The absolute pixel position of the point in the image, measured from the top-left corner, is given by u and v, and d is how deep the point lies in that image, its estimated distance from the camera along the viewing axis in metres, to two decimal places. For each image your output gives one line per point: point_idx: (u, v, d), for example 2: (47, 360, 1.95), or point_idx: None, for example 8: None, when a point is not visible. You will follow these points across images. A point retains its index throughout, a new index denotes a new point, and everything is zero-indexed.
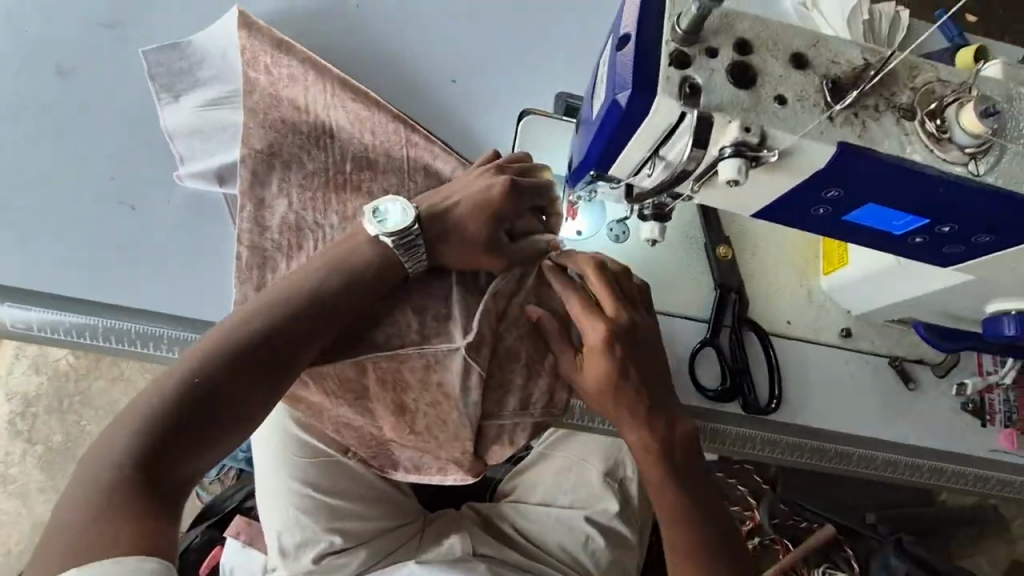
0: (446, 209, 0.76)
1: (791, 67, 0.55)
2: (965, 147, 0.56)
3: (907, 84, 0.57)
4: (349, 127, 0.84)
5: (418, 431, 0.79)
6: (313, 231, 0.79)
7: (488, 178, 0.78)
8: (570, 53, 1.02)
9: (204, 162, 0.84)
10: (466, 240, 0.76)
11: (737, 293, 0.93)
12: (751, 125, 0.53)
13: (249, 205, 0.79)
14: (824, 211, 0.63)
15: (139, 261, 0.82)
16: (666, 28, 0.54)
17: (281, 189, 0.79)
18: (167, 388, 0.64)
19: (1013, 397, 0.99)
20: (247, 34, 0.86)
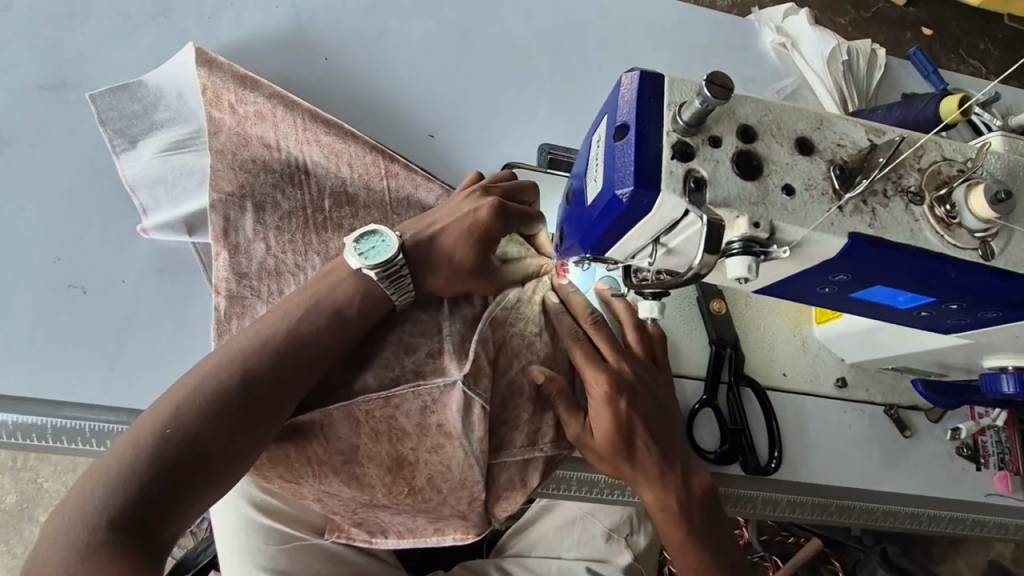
0: (431, 236, 0.71)
1: (796, 153, 0.53)
2: (975, 231, 0.54)
3: (913, 166, 0.55)
4: (324, 161, 0.78)
5: (417, 490, 0.70)
6: (294, 274, 0.73)
7: (474, 201, 0.74)
8: (553, 89, 0.98)
9: (170, 212, 0.77)
10: (455, 267, 0.71)
11: (733, 349, 0.91)
12: (760, 219, 0.50)
13: (225, 251, 0.72)
14: (831, 290, 0.60)
15: (95, 341, 0.74)
16: (667, 118, 0.51)
17: (257, 232, 0.73)
18: (134, 446, 0.57)
19: (1004, 438, 0.99)
20: (207, 71, 0.80)
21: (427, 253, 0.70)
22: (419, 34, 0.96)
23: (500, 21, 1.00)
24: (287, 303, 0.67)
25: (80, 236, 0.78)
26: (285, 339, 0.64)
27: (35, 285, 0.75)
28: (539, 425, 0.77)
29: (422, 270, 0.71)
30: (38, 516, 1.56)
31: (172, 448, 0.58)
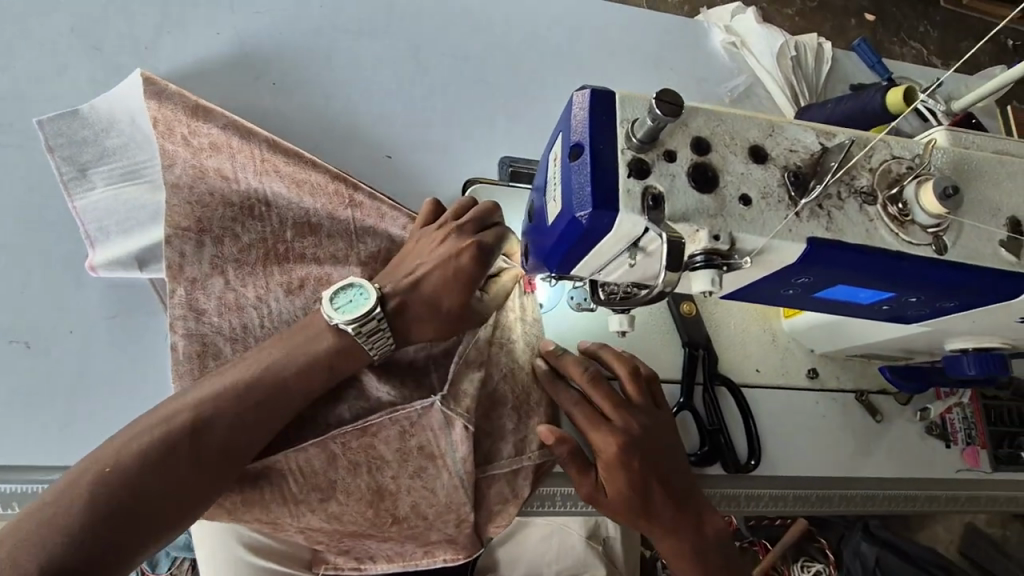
0: (411, 290, 0.66)
1: (751, 162, 0.53)
2: (926, 227, 0.55)
3: (864, 167, 0.56)
4: (284, 192, 0.73)
5: (400, 519, 0.69)
6: (256, 308, 0.70)
7: (449, 244, 0.68)
8: (508, 99, 0.98)
9: (119, 247, 0.73)
10: (441, 316, 0.67)
11: (705, 349, 0.91)
12: (721, 232, 0.50)
13: (180, 288, 0.69)
14: (795, 293, 0.61)
15: (45, 393, 0.70)
16: (620, 136, 0.50)
17: (214, 266, 0.70)
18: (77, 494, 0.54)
19: (970, 413, 1.01)
20: (156, 103, 0.74)
21: (409, 306, 0.66)
22: (370, 54, 0.94)
23: (451, 35, 0.98)
24: (249, 352, 0.64)
25: (22, 287, 0.73)
26: (246, 386, 0.61)
27: None
28: (527, 432, 0.75)
29: (405, 322, 0.66)
30: None
31: (112, 500, 0.54)
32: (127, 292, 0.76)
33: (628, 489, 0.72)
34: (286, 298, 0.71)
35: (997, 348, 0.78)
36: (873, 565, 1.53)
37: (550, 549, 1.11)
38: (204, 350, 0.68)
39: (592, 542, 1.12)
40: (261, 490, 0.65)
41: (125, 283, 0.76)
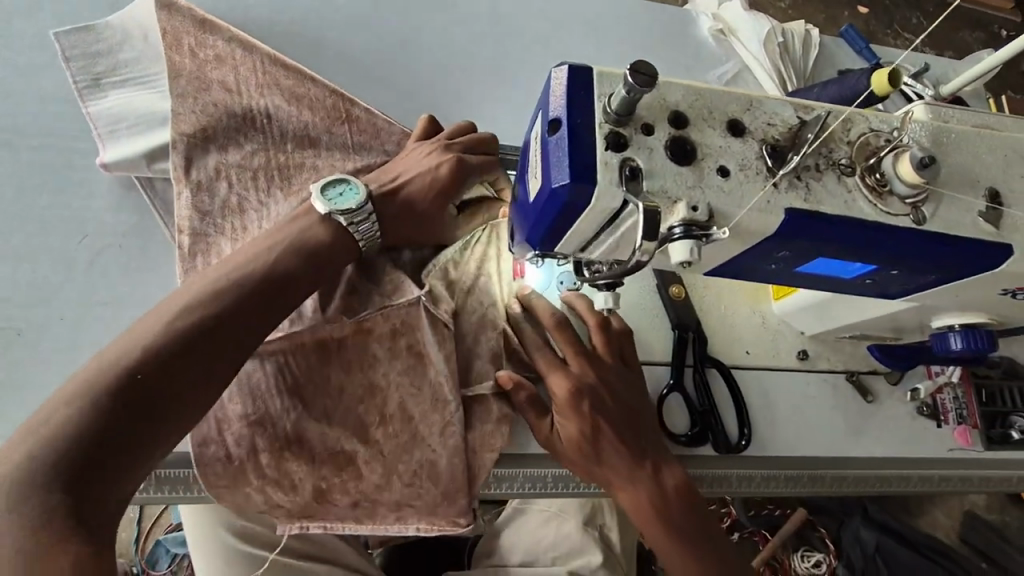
0: (398, 191, 0.74)
1: (729, 135, 0.53)
2: (904, 197, 0.56)
3: (843, 139, 0.56)
4: (284, 105, 0.81)
5: (387, 420, 0.74)
6: (257, 210, 0.77)
7: (435, 156, 0.76)
8: (495, 57, 1.00)
9: (128, 147, 0.78)
10: (423, 215, 0.76)
11: (695, 332, 0.92)
12: (698, 203, 0.51)
13: (187, 188, 0.75)
14: (776, 267, 0.61)
15: (50, 321, 0.73)
16: (598, 110, 0.51)
17: (219, 170, 0.77)
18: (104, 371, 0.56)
19: (960, 393, 1.02)
20: (166, 16, 0.82)
21: (397, 204, 0.74)
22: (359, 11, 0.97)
23: (440, 22, 1.00)
24: (241, 260, 0.66)
25: (13, 274, 0.74)
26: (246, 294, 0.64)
27: None
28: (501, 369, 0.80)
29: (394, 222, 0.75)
30: None
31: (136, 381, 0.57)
32: (125, 210, 0.79)
33: (579, 431, 0.75)
34: (285, 202, 0.78)
35: (984, 324, 0.79)
36: (873, 551, 1.52)
37: (546, 537, 1.12)
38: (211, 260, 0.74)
39: (588, 528, 1.12)
40: (265, 411, 0.71)
41: (110, 271, 0.77)
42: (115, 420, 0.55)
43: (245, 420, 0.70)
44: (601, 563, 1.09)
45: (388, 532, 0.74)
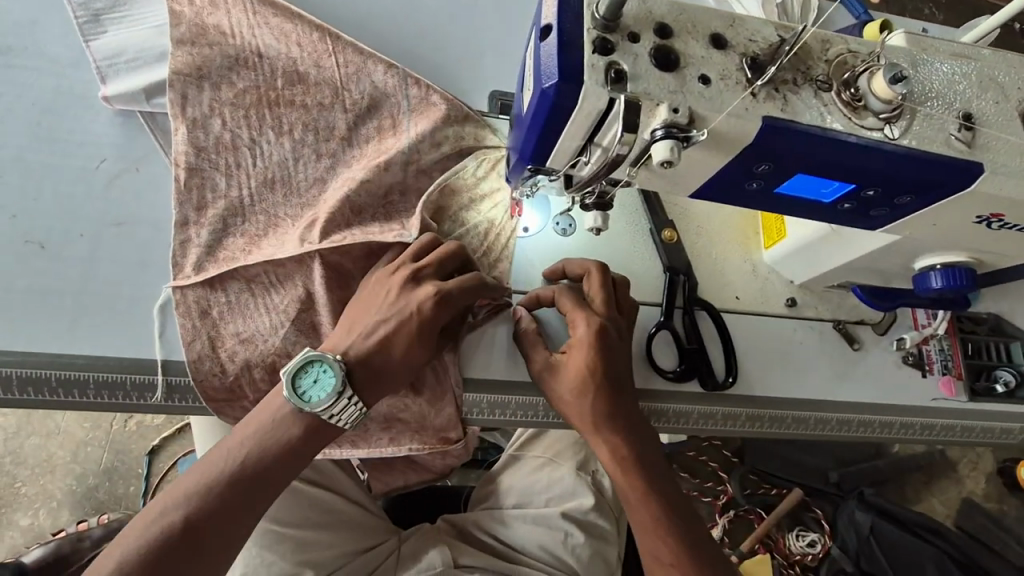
0: (373, 349, 0.74)
1: (711, 48, 0.56)
2: (879, 112, 0.58)
3: (821, 58, 0.59)
4: (274, 43, 0.85)
5: None
6: (250, 147, 0.82)
7: (407, 297, 0.76)
8: (487, 11, 1.03)
9: (126, 82, 0.82)
10: (398, 370, 0.75)
11: (685, 275, 0.95)
12: (679, 106, 0.54)
13: (183, 126, 0.81)
14: (757, 186, 0.64)
15: (59, 241, 0.77)
16: (587, 16, 0.54)
17: (213, 107, 0.82)
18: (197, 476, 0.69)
19: (946, 346, 1.04)
20: None
21: (376, 367, 0.74)
22: None
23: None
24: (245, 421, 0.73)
25: (34, 194, 0.78)
26: (250, 451, 0.70)
27: None
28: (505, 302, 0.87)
29: (372, 383, 0.74)
30: (17, 521, 1.63)
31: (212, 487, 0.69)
32: (128, 141, 0.83)
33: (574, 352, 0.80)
34: (276, 140, 0.83)
35: (963, 262, 0.81)
36: (867, 532, 1.56)
37: (540, 480, 1.15)
38: (204, 194, 0.79)
39: (581, 473, 1.16)
40: (251, 327, 0.76)
41: (123, 195, 0.81)
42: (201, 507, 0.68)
43: (236, 337, 0.76)
44: (592, 506, 1.12)
45: (385, 454, 0.84)
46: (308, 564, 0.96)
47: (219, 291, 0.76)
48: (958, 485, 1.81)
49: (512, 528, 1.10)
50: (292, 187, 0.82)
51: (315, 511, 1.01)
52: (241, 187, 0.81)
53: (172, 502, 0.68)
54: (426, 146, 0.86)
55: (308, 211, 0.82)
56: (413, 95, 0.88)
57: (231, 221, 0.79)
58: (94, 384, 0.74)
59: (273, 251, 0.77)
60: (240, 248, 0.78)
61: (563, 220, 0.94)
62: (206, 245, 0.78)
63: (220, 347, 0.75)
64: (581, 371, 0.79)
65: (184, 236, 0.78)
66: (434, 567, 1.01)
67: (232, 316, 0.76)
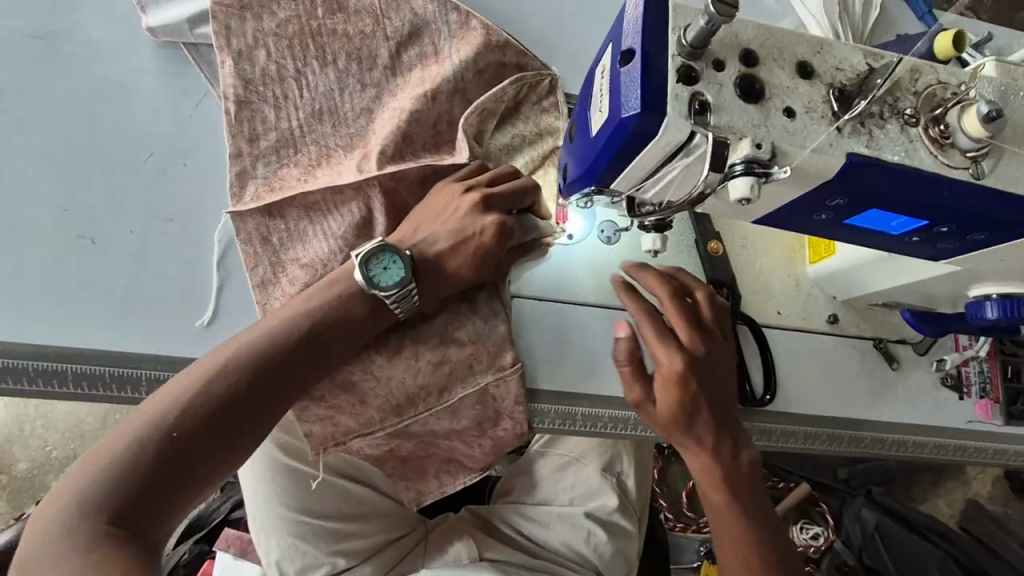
0: (434, 261, 0.74)
1: (797, 77, 0.54)
2: (966, 151, 0.56)
3: (910, 89, 0.56)
4: None
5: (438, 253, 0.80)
6: (296, 78, 0.80)
7: (474, 220, 0.75)
8: None
9: (170, 14, 0.82)
10: (452, 286, 0.76)
11: (729, 289, 0.93)
12: (762, 141, 0.52)
13: (230, 58, 0.79)
14: (826, 217, 0.63)
15: (109, 235, 0.77)
16: (672, 42, 0.52)
17: (257, 38, 0.80)
18: (260, 334, 0.69)
19: (985, 368, 1.03)
20: None
21: (432, 271, 0.74)
22: None
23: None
24: (310, 290, 0.73)
25: (87, 186, 0.77)
26: (307, 320, 0.70)
27: (42, 231, 0.75)
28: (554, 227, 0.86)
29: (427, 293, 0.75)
30: (48, 482, 1.69)
31: (271, 351, 0.68)
32: (182, 128, 0.82)
33: (671, 393, 0.76)
34: (322, 71, 0.80)
35: None
36: (872, 529, 1.57)
37: (564, 479, 1.16)
38: (256, 127, 0.78)
39: (606, 474, 1.16)
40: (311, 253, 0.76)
41: (172, 187, 0.80)
42: (254, 368, 0.67)
43: (297, 262, 0.76)
44: (616, 508, 1.14)
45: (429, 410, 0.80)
46: (343, 553, 1.00)
47: (277, 217, 0.76)
48: (965, 487, 1.82)
49: (535, 525, 1.12)
50: (339, 117, 0.81)
51: (344, 500, 1.00)
52: (290, 120, 0.79)
53: (225, 356, 0.67)
54: (470, 74, 0.82)
55: (357, 141, 0.80)
56: (453, 21, 0.84)
57: (283, 151, 0.78)
58: (147, 383, 0.74)
59: (330, 179, 0.76)
60: (296, 177, 0.77)
61: (608, 228, 0.93)
62: (264, 178, 0.77)
63: (281, 273, 0.77)
64: (670, 401, 0.76)
65: (241, 167, 0.77)
66: (461, 560, 1.04)
67: (291, 243, 0.76)
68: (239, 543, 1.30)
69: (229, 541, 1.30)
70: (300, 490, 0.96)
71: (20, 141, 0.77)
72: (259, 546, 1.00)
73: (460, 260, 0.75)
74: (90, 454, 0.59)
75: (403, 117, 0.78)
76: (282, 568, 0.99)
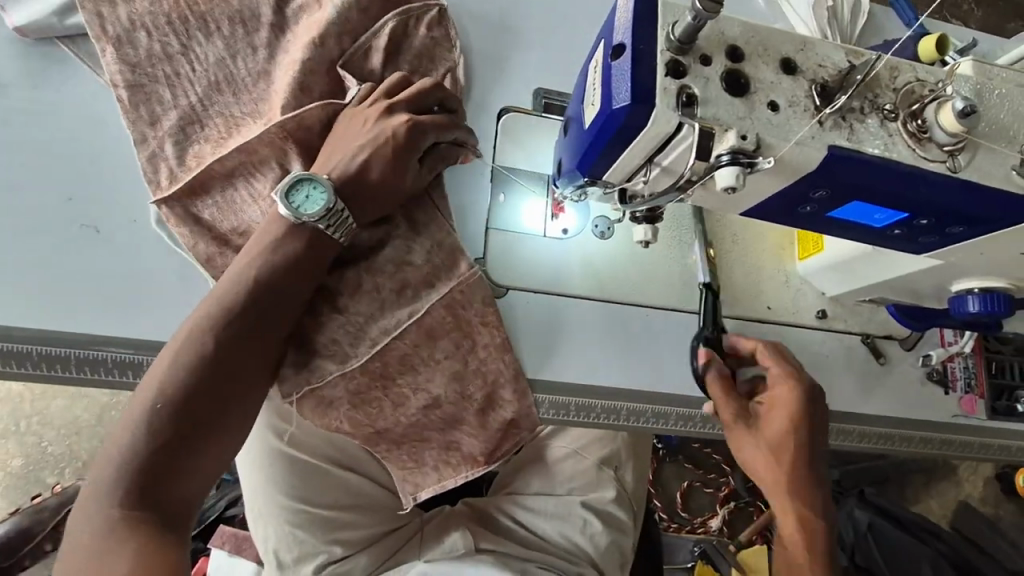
0: (358, 175, 0.75)
1: (781, 73, 0.56)
2: (943, 145, 0.58)
3: (889, 86, 0.59)
4: None
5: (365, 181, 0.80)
6: (184, 53, 0.79)
7: (384, 128, 0.76)
8: None
9: (35, 10, 0.80)
10: (384, 197, 0.77)
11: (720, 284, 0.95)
12: (747, 133, 0.54)
13: (110, 45, 0.78)
14: (811, 209, 0.65)
15: (111, 225, 0.79)
16: (661, 37, 0.54)
17: (134, 21, 0.78)
18: (210, 305, 0.71)
19: (971, 364, 1.06)
20: None
21: (356, 185, 0.75)
22: None
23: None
24: (249, 242, 0.74)
25: (89, 177, 0.80)
26: (251, 276, 0.72)
27: (47, 220, 0.77)
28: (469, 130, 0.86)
29: (359, 204, 0.76)
30: (44, 479, 1.69)
31: (225, 320, 0.71)
32: None
33: (782, 417, 0.80)
34: (209, 42, 0.79)
35: (1002, 288, 0.82)
36: (864, 530, 1.58)
37: (562, 472, 1.17)
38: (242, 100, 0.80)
39: (604, 468, 1.18)
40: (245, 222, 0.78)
41: None
42: (214, 341, 0.70)
43: (237, 232, 0.78)
44: (612, 499, 1.16)
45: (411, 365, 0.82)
46: (339, 541, 1.01)
47: (203, 195, 0.77)
48: (955, 488, 1.85)
49: (530, 517, 1.14)
50: (237, 84, 0.80)
51: (341, 491, 1.04)
52: (188, 95, 0.79)
53: (187, 334, 0.70)
54: (356, 14, 0.81)
55: (261, 105, 0.80)
56: None
57: (189, 129, 0.78)
58: (148, 368, 0.76)
59: (241, 142, 0.76)
60: (209, 151, 0.78)
61: (602, 223, 0.95)
62: (175, 156, 0.77)
63: (228, 244, 0.78)
64: (781, 426, 0.80)
65: (149, 152, 0.77)
66: (455, 551, 1.06)
67: (226, 214, 0.78)
68: (235, 538, 1.31)
69: (223, 538, 1.30)
70: (298, 477, 1.01)
71: (27, 133, 0.79)
72: (258, 537, 1.02)
73: (381, 167, 0.76)
74: (105, 450, 0.68)
75: (296, 68, 0.78)
76: (280, 557, 1.00)
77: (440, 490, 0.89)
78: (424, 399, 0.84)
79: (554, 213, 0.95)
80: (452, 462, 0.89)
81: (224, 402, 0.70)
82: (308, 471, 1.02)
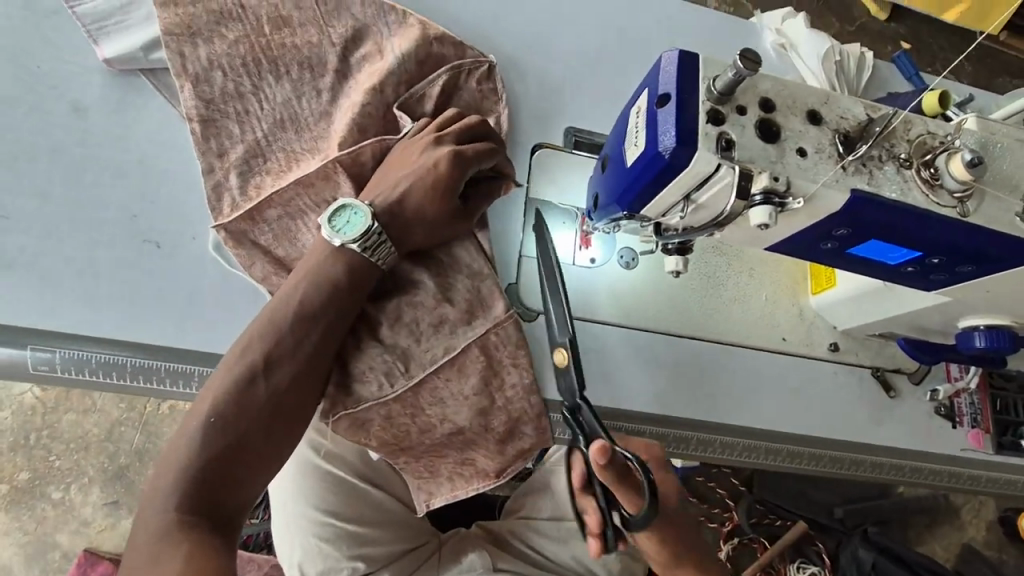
0: (397, 200, 0.80)
1: (808, 123, 0.63)
2: (953, 191, 0.64)
3: (904, 137, 0.65)
4: None
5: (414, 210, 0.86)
6: (255, 93, 0.86)
7: (428, 155, 0.82)
8: (561, 23, 1.09)
9: (123, 44, 0.86)
10: (422, 223, 0.81)
11: None
12: (779, 175, 0.60)
13: (188, 83, 0.85)
14: (831, 246, 0.70)
15: (170, 242, 0.84)
16: (703, 89, 0.60)
17: (212, 62, 0.85)
18: (263, 325, 0.75)
19: (976, 399, 1.10)
20: None
21: (396, 210, 0.80)
22: None
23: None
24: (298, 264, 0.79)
25: (152, 198, 0.85)
26: (301, 297, 0.76)
27: (109, 236, 0.82)
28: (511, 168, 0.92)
29: (399, 232, 0.80)
30: (50, 493, 1.69)
31: (276, 338, 0.75)
32: None
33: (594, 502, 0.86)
34: (278, 85, 0.87)
35: (1005, 325, 0.87)
36: (868, 569, 1.60)
37: None
38: (295, 133, 0.87)
39: None
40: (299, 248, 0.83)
41: None
42: (265, 357, 0.74)
43: (288, 257, 0.83)
44: None
45: (440, 393, 0.86)
46: (363, 557, 1.03)
47: (261, 221, 0.82)
48: (959, 530, 1.85)
49: (546, 541, 1.16)
50: (300, 124, 0.87)
51: (369, 508, 1.07)
52: (255, 132, 0.85)
53: (239, 352, 0.74)
54: (411, 64, 0.90)
55: (321, 142, 0.87)
56: (392, 21, 0.92)
57: (254, 162, 0.85)
58: (200, 378, 0.80)
59: (301, 174, 0.83)
60: (270, 183, 0.84)
61: (627, 253, 1.01)
62: (239, 186, 0.83)
63: (283, 266, 0.83)
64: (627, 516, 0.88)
65: (216, 181, 0.83)
66: (475, 569, 1.08)
67: (280, 239, 0.83)
68: None
69: None
70: (330, 491, 1.04)
71: (96, 157, 0.84)
72: (286, 549, 1.05)
73: (420, 194, 0.81)
74: (163, 459, 0.72)
75: (355, 111, 0.86)
76: (305, 571, 1.02)
77: (452, 499, 0.91)
78: (448, 428, 0.87)
79: (582, 244, 1.00)
80: (464, 474, 0.92)
81: (270, 420, 0.74)
82: (337, 485, 1.06)
